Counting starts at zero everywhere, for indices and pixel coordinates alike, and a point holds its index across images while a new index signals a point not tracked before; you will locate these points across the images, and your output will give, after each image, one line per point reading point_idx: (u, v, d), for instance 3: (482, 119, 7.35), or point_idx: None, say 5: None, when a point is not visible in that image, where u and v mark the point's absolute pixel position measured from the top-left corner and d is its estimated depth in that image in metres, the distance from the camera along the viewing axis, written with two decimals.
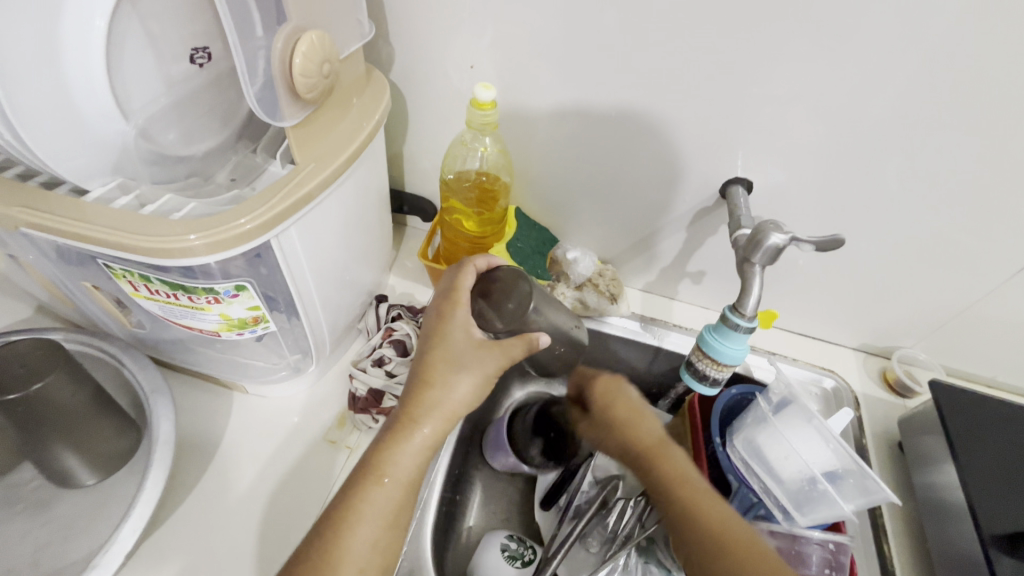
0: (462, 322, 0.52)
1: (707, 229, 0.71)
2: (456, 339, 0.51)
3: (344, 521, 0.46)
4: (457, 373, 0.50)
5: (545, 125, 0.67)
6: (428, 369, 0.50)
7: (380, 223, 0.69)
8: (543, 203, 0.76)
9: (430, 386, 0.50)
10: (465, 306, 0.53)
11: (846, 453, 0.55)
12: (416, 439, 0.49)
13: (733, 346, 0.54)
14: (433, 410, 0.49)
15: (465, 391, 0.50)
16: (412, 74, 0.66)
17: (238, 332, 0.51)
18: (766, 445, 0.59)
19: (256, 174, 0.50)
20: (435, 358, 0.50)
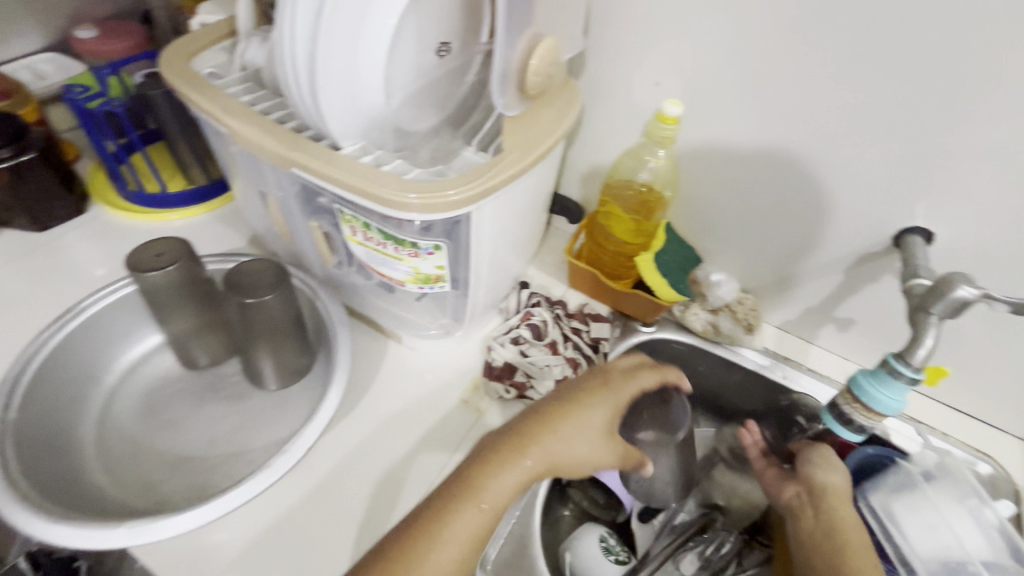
0: (608, 397, 0.56)
1: (868, 276, 0.68)
2: (601, 415, 0.55)
3: (432, 531, 0.48)
4: (582, 438, 0.53)
5: (717, 146, 0.68)
6: (565, 422, 0.53)
7: (539, 215, 0.75)
8: (695, 223, 0.77)
9: (551, 436, 0.52)
10: (613, 379, 0.57)
11: (1001, 544, 0.53)
12: (515, 477, 0.51)
13: (890, 395, 0.51)
14: (545, 454, 0.52)
15: (581, 451, 0.53)
16: (598, 86, 0.71)
17: (419, 286, 0.59)
18: (904, 514, 0.57)
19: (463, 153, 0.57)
20: (563, 411, 0.54)
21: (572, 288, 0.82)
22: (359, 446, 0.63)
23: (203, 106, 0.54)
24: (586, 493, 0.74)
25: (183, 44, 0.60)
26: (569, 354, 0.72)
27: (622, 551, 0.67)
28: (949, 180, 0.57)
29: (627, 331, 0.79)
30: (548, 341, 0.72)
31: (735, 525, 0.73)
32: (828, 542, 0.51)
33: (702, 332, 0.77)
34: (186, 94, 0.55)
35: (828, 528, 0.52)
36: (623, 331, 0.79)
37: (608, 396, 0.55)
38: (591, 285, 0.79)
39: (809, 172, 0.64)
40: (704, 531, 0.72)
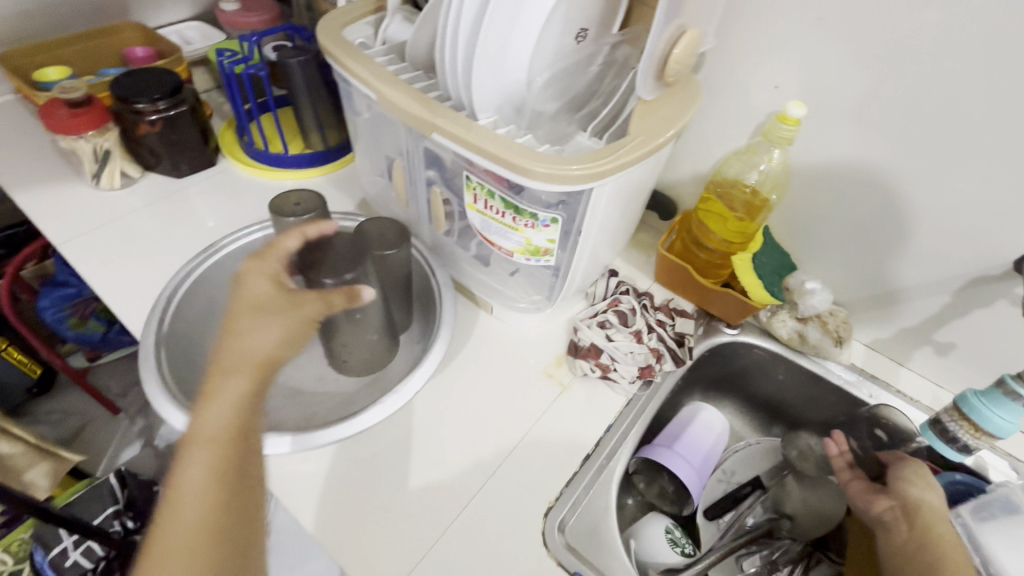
0: (270, 271, 0.50)
1: (978, 301, 0.66)
2: (263, 284, 0.48)
3: (164, 503, 0.39)
4: (264, 325, 0.45)
5: (832, 154, 0.67)
6: (244, 316, 0.46)
7: (637, 206, 0.76)
8: (794, 229, 0.76)
9: (232, 335, 0.45)
10: (278, 256, 0.51)
11: None
12: (234, 389, 0.43)
13: (1004, 416, 0.50)
14: (242, 356, 0.44)
15: (270, 337, 0.45)
16: (712, 85, 0.72)
17: (527, 257, 0.62)
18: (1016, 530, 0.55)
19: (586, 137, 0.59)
20: (244, 301, 0.47)
21: (657, 282, 0.83)
22: (448, 402, 0.67)
23: (357, 70, 0.60)
24: (655, 484, 0.75)
25: (337, 14, 0.65)
26: (653, 344, 0.73)
27: (687, 543, 0.69)
28: None
29: (710, 331, 0.80)
30: (634, 328, 0.73)
31: (805, 536, 0.71)
32: (924, 557, 0.50)
33: (787, 339, 0.77)
34: (340, 57, 0.61)
35: (926, 543, 0.51)
36: (706, 331, 0.80)
37: (272, 259, 0.50)
38: (678, 281, 0.80)
39: (930, 187, 0.62)
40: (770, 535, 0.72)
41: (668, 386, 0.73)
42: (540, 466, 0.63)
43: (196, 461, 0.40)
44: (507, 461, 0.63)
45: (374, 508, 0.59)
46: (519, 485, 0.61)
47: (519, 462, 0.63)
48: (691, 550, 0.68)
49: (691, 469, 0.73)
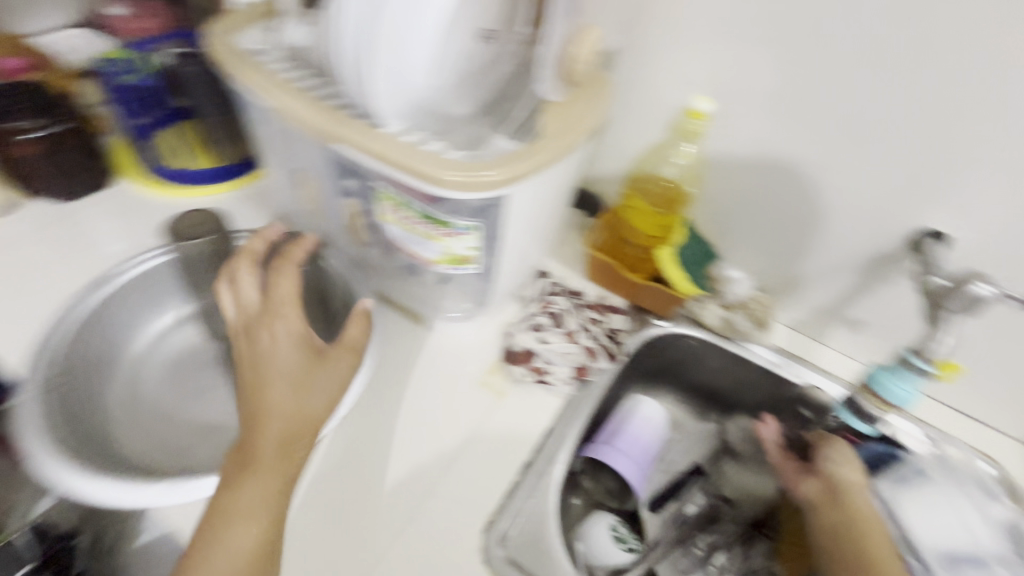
0: (292, 317, 0.55)
1: (881, 279, 0.70)
2: (289, 329, 0.55)
3: (218, 522, 0.45)
4: (314, 385, 0.52)
5: (742, 145, 0.69)
6: (270, 368, 0.52)
7: (562, 206, 0.76)
8: (714, 220, 0.78)
9: (269, 387, 0.51)
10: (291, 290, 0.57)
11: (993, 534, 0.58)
12: (270, 432, 0.49)
13: (905, 388, 0.54)
14: (282, 412, 0.50)
15: (322, 398, 0.52)
16: (626, 81, 0.73)
17: (451, 266, 0.61)
18: (921, 495, 0.61)
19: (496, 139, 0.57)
20: (263, 364, 0.52)
21: (589, 280, 0.84)
22: (381, 424, 0.64)
23: (249, 80, 0.57)
24: (599, 482, 0.75)
25: (226, 23, 0.62)
26: (587, 343, 0.73)
27: (632, 539, 0.69)
28: (965, 187, 0.59)
29: (643, 325, 0.81)
30: (567, 329, 0.73)
31: (745, 519, 0.74)
32: (851, 538, 0.53)
33: (719, 327, 0.78)
34: (234, 72, 0.58)
35: (851, 523, 0.54)
36: (639, 325, 0.81)
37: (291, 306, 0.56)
38: (609, 278, 0.80)
39: (831, 174, 0.65)
40: (711, 521, 0.74)
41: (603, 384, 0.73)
42: (478, 480, 0.62)
43: (259, 484, 0.46)
44: (445, 479, 0.61)
45: (305, 544, 0.56)
46: (458, 502, 0.60)
47: (458, 478, 0.61)
48: (637, 546, 0.68)
49: (633, 463, 0.73)
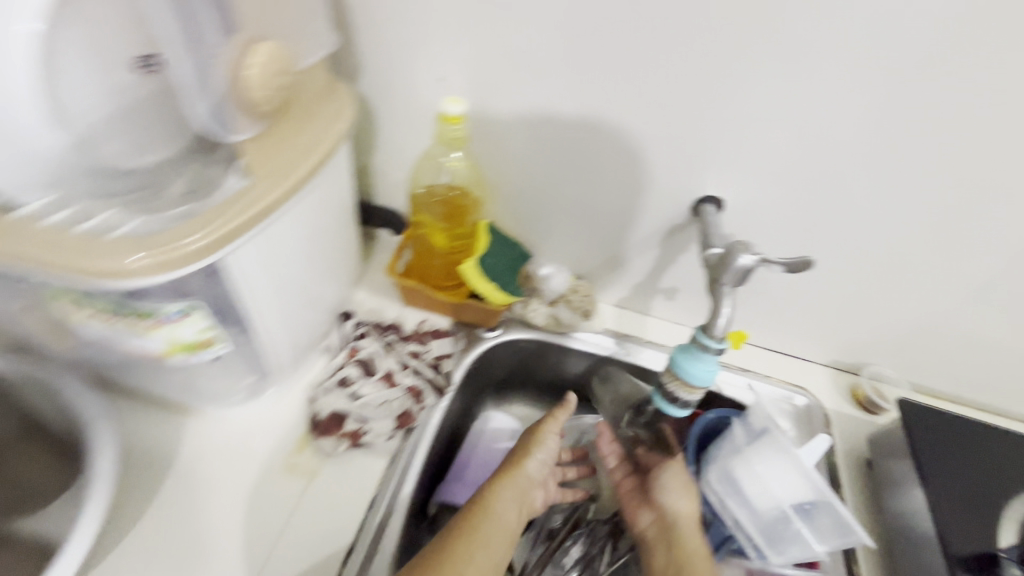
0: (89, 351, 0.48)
1: (679, 247, 0.70)
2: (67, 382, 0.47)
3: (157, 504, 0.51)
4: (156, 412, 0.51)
5: (519, 139, 0.65)
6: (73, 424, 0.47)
7: (346, 237, 0.66)
8: (518, 218, 0.74)
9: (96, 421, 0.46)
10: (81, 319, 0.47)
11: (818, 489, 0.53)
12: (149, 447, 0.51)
13: (705, 367, 0.53)
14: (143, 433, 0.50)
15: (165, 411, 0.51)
16: (381, 86, 0.64)
17: (188, 356, 0.48)
18: (742, 482, 0.57)
19: (211, 187, 0.46)
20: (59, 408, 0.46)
21: (407, 306, 0.75)
22: (159, 559, 0.52)
23: None
24: None
25: None
26: (409, 383, 0.65)
27: None
28: (722, 152, 0.59)
29: (472, 343, 0.75)
30: (381, 374, 0.64)
31: (608, 510, 0.73)
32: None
33: (544, 325, 0.76)
34: None
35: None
36: (468, 342, 0.75)
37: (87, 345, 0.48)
38: (425, 301, 0.73)
39: (608, 159, 0.64)
40: (576, 526, 0.71)
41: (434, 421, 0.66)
42: None
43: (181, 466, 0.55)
44: None
45: None
46: None
47: None
48: None
49: None
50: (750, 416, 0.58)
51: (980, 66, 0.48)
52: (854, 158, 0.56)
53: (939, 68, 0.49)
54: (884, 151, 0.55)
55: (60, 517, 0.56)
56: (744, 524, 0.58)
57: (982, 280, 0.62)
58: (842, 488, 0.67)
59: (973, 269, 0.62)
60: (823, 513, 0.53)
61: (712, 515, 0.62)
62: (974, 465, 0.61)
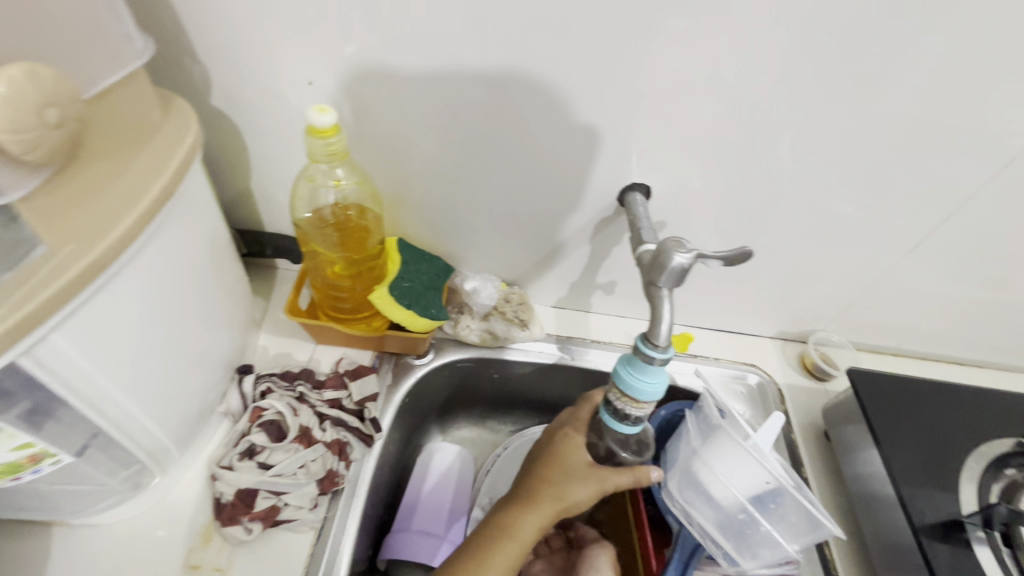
0: None
1: (611, 238, 0.65)
2: None
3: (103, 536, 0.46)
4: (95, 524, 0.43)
5: (416, 143, 0.56)
6: None
7: (228, 282, 0.56)
8: (431, 229, 0.65)
9: None
10: None
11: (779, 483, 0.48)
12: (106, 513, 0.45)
13: (652, 381, 0.47)
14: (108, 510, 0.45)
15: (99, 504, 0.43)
16: (240, 98, 0.53)
17: (13, 477, 0.39)
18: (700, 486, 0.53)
19: (18, 253, 0.34)
20: None
21: (321, 344, 0.66)
22: None
23: None
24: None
25: None
26: (330, 438, 0.57)
27: None
28: (642, 135, 0.54)
29: (402, 374, 0.67)
30: (293, 437, 0.55)
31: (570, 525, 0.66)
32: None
33: (480, 341, 0.70)
34: None
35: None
36: (397, 375, 0.67)
37: None
38: (339, 337, 0.64)
39: (520, 156, 0.57)
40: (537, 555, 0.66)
41: (366, 474, 0.58)
42: None
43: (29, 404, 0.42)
44: None
45: None
46: None
47: None
48: None
49: (440, 540, 0.63)
50: (703, 410, 0.53)
51: (899, 16, 0.44)
52: (779, 127, 0.52)
53: (858, 23, 0.44)
54: (808, 117, 0.51)
55: None
56: (711, 532, 0.54)
57: (913, 236, 0.61)
58: (802, 463, 0.66)
59: (905, 227, 0.60)
60: (790, 509, 0.48)
61: (678, 523, 0.58)
62: (927, 424, 0.60)
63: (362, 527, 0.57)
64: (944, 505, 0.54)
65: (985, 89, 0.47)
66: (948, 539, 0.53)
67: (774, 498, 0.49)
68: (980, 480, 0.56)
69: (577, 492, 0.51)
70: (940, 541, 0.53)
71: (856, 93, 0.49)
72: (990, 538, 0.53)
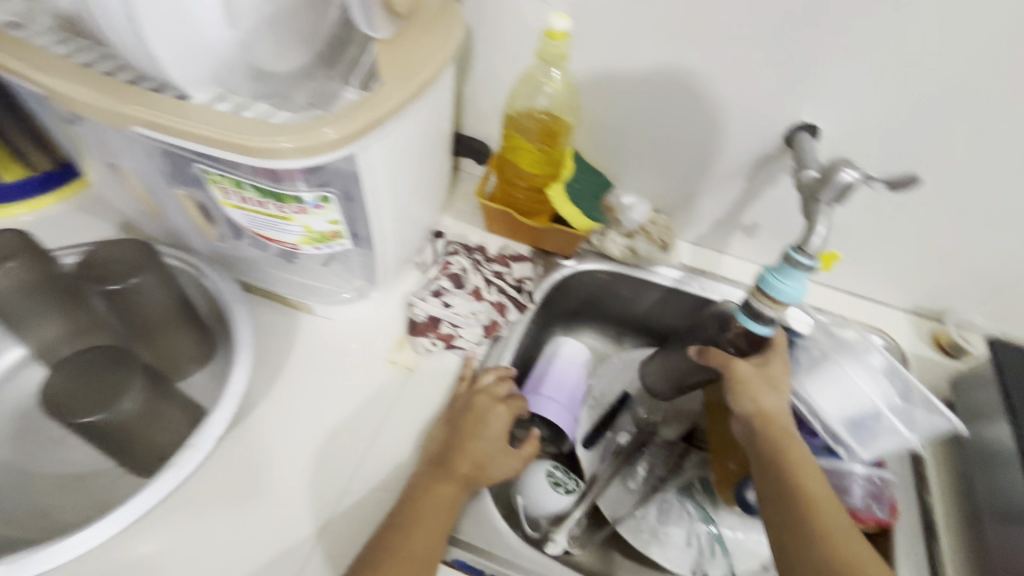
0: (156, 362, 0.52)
1: (768, 178, 0.70)
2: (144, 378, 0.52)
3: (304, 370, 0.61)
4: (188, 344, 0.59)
5: (613, 68, 0.66)
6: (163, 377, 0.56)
7: (443, 160, 0.70)
8: (600, 148, 0.76)
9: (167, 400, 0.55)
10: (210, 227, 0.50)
11: (904, 384, 0.57)
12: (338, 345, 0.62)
13: (794, 285, 0.54)
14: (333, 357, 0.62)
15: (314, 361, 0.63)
16: (483, 10, 0.66)
17: (316, 246, 0.54)
18: (830, 389, 0.59)
19: (332, 99, 0.52)
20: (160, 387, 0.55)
21: (490, 232, 0.80)
22: (284, 428, 0.59)
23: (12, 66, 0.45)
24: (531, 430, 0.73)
25: None
26: (494, 299, 0.70)
27: (570, 479, 0.67)
28: (828, 77, 0.59)
29: (549, 269, 0.79)
30: (471, 288, 0.69)
31: (677, 434, 0.75)
32: (819, 519, 0.50)
33: (620, 256, 0.77)
34: (8, 64, 0.45)
35: (814, 525, 0.49)
36: (546, 269, 0.79)
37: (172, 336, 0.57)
38: (508, 225, 0.77)
39: (705, 86, 0.64)
40: (643, 446, 0.75)
41: (516, 334, 0.71)
42: (403, 464, 0.58)
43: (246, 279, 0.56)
44: (363, 467, 0.58)
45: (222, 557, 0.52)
46: (384, 492, 0.57)
47: (376, 467, 0.58)
48: (575, 486, 0.67)
49: (561, 406, 0.73)
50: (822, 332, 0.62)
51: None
52: (972, 83, 0.55)
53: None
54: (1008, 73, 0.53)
55: (206, 386, 0.62)
56: (829, 424, 0.59)
57: None
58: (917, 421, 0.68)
59: None
60: (910, 408, 0.57)
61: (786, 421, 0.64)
62: None
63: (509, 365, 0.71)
64: None
65: None
66: None
67: (897, 399, 0.57)
68: None
69: (493, 422, 0.59)
70: None
71: None
72: None
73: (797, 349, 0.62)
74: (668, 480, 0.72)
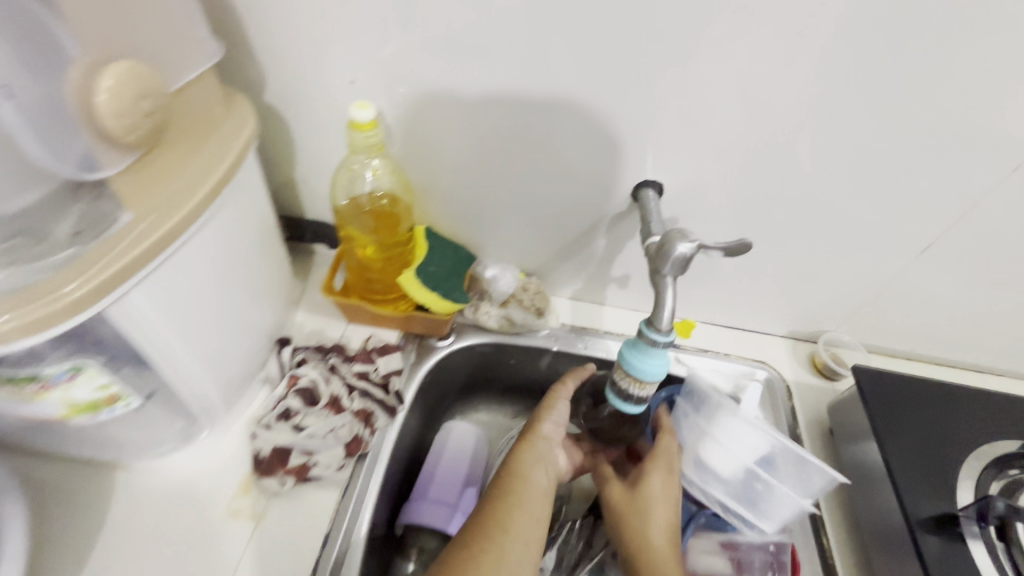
0: None
1: (625, 233, 0.69)
2: None
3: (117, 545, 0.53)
4: None
5: (446, 144, 0.62)
6: None
7: (274, 261, 0.62)
8: (454, 220, 0.71)
9: None
10: None
11: (779, 442, 0.53)
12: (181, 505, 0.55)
13: (654, 362, 0.50)
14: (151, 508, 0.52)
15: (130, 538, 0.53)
16: (291, 96, 0.60)
17: (92, 415, 0.44)
18: (710, 463, 0.56)
19: (105, 226, 0.40)
20: None
21: (352, 323, 0.72)
22: None
23: None
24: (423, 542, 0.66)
25: None
26: (357, 407, 0.61)
27: None
28: (657, 136, 0.58)
29: (423, 354, 0.72)
30: (326, 402, 0.60)
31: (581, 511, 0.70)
32: None
33: (498, 327, 0.74)
34: None
35: None
36: (419, 355, 0.72)
37: None
38: (368, 317, 0.69)
39: (541, 153, 0.61)
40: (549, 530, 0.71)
41: (388, 442, 0.64)
42: None
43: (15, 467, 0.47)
44: None
45: None
46: None
47: None
48: None
49: (452, 509, 0.67)
50: (693, 395, 0.58)
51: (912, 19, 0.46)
52: (785, 131, 0.56)
53: (871, 25, 0.47)
54: (817, 116, 0.54)
55: None
56: (722, 498, 0.57)
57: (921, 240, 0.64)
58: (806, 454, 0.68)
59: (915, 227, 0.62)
60: (791, 462, 0.53)
61: None
62: (927, 424, 0.61)
63: (382, 490, 0.62)
64: (941, 503, 0.56)
65: (998, 90, 0.49)
66: (942, 531, 0.54)
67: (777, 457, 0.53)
68: (980, 478, 0.58)
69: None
70: (933, 533, 0.54)
71: (860, 100, 0.52)
72: (983, 533, 0.54)
73: (678, 419, 0.60)
74: (579, 566, 0.66)
